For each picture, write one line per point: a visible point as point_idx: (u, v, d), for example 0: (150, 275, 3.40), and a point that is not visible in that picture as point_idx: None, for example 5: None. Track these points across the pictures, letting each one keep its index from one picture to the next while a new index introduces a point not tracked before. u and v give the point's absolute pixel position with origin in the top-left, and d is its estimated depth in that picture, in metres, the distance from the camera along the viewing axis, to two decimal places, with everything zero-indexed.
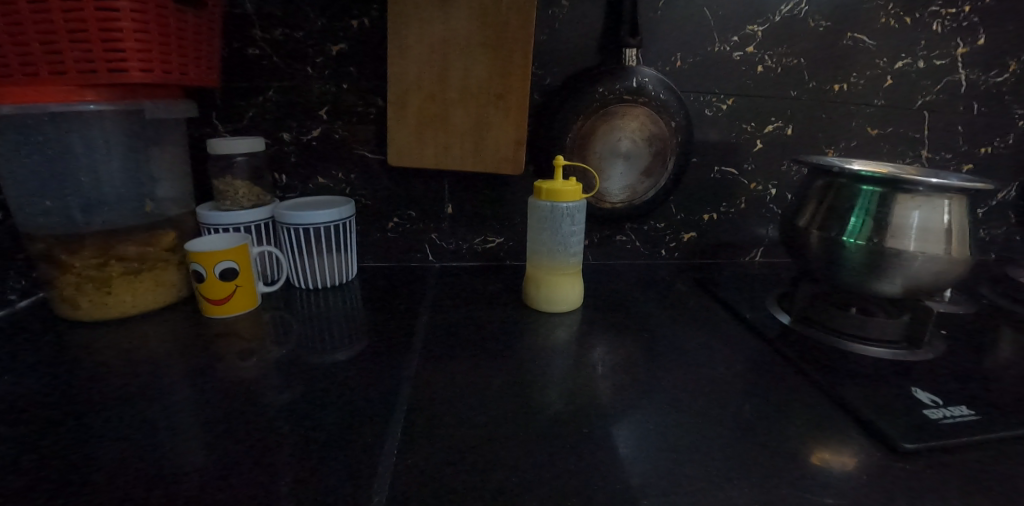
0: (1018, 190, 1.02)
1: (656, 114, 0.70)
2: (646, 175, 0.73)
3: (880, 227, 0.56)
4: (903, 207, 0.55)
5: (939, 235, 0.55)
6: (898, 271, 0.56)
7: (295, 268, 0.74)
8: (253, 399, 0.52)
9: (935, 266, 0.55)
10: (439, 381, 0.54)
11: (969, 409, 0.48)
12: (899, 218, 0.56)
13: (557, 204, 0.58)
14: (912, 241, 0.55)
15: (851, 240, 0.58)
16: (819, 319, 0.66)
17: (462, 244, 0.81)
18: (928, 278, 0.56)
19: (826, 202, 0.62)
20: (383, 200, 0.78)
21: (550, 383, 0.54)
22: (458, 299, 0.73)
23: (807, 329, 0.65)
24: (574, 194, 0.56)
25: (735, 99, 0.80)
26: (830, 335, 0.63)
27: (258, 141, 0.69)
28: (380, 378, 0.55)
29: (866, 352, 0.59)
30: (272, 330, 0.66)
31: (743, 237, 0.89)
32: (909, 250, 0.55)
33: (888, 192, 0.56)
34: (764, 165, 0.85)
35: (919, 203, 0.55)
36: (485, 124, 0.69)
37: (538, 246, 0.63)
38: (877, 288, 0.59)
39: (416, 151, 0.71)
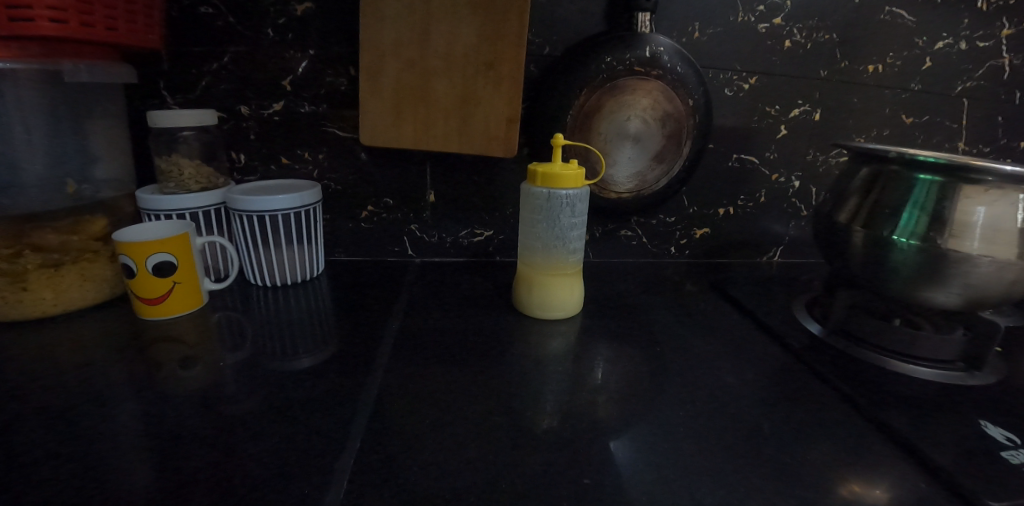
0: None
1: (670, 90, 0.60)
2: (658, 160, 0.64)
3: (939, 223, 0.47)
4: (970, 200, 0.46)
5: (1012, 237, 0.45)
6: (961, 278, 0.47)
7: (252, 262, 0.64)
8: (176, 418, 0.42)
9: (1004, 274, 0.46)
10: (407, 403, 0.44)
11: None
12: (962, 214, 0.46)
13: (555, 191, 0.48)
14: (978, 241, 0.46)
15: (902, 239, 0.49)
16: (857, 331, 0.56)
17: (446, 237, 0.72)
18: (995, 287, 0.47)
19: (873, 195, 0.53)
20: (357, 186, 0.68)
21: (543, 404, 0.45)
22: (440, 299, 0.64)
23: (843, 342, 0.55)
24: (576, 180, 0.47)
25: (759, 77, 0.70)
26: (872, 351, 0.53)
27: (206, 114, 0.60)
28: (337, 396, 0.45)
29: (917, 374, 0.50)
30: (219, 334, 0.56)
31: (761, 235, 0.80)
32: (974, 253, 0.46)
33: (950, 182, 0.47)
34: (788, 154, 0.75)
35: (991, 198, 0.45)
36: (471, 98, 0.59)
37: (530, 241, 0.52)
38: (929, 296, 0.50)
39: (392, 129, 0.61)
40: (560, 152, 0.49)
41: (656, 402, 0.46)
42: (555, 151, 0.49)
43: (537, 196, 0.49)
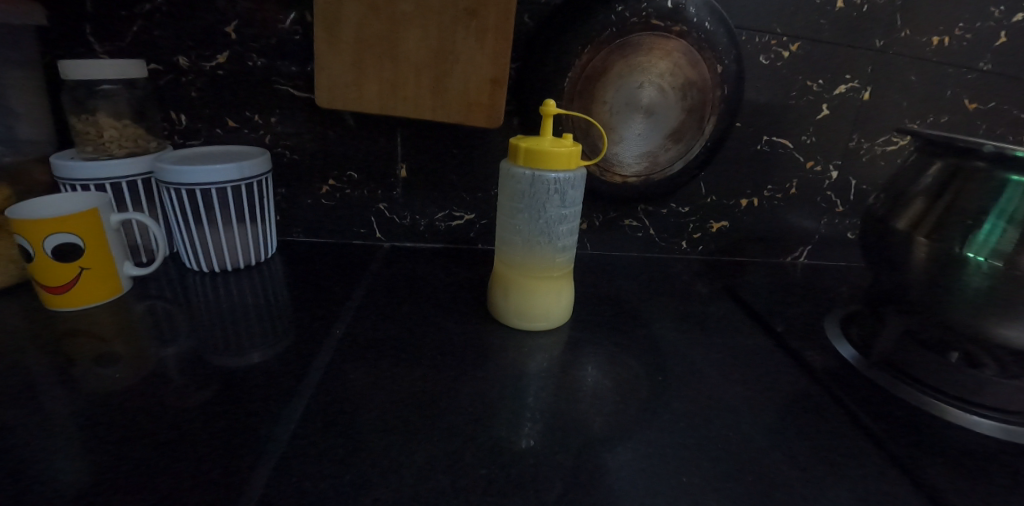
0: None
1: (695, 52, 0.49)
2: (673, 139, 0.53)
3: None
4: None
5: None
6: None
7: (188, 242, 0.55)
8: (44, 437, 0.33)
9: None
10: (339, 429, 0.34)
11: None
12: None
13: (541, 174, 0.38)
14: None
15: (977, 256, 0.39)
16: (904, 364, 0.45)
17: (421, 220, 0.62)
18: None
19: (953, 192, 0.41)
20: (316, 156, 0.58)
21: (512, 430, 0.35)
22: (405, 294, 0.55)
23: (884, 375, 0.44)
24: (568, 161, 0.37)
25: (802, 44, 0.58)
26: (920, 391, 0.42)
27: (131, 66, 0.50)
28: (255, 413, 0.36)
29: (977, 428, 0.39)
30: (137, 325, 0.48)
31: (786, 231, 0.69)
32: None
33: None
34: (827, 138, 0.64)
35: None
36: (448, 53, 0.48)
37: (509, 235, 0.42)
38: (1000, 330, 0.39)
39: (354, 88, 0.50)
40: (551, 123, 0.38)
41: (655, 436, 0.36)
42: (543, 122, 0.38)
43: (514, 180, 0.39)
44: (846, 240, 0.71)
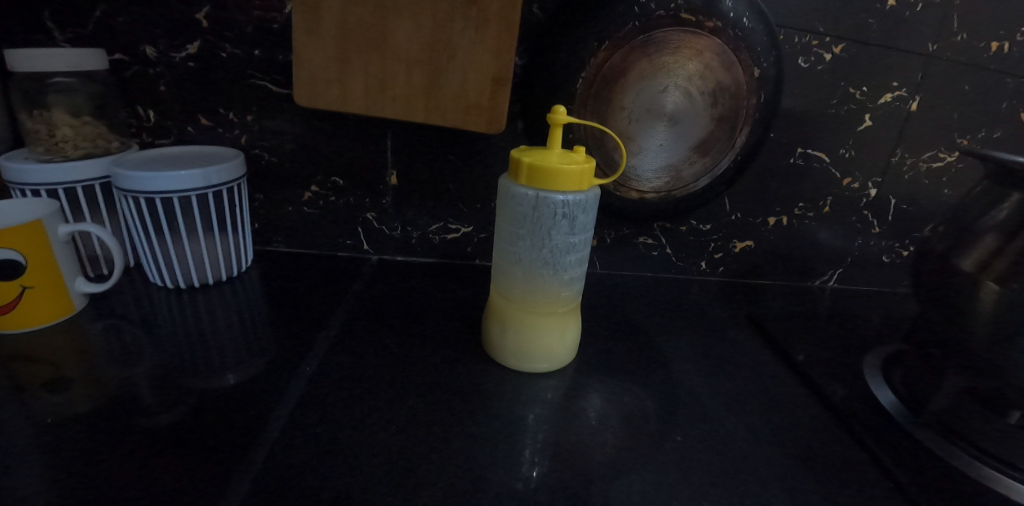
0: None
1: (730, 52, 0.42)
2: (699, 151, 0.47)
3: None
4: None
5: None
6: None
7: (149, 254, 0.49)
8: None
9: None
10: (298, 490, 0.28)
11: None
12: None
13: (547, 195, 0.32)
14: None
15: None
16: (962, 428, 0.36)
17: (412, 231, 0.56)
18: None
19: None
20: (297, 159, 0.53)
21: (504, 499, 0.29)
22: (389, 317, 0.49)
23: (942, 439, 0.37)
24: (579, 181, 0.31)
25: (846, 46, 0.51)
26: (990, 468, 0.33)
27: (87, 57, 0.44)
28: (203, 464, 0.30)
29: None
30: (85, 346, 0.42)
31: (819, 254, 0.62)
32: None
33: None
34: (869, 153, 0.57)
35: None
36: (444, 48, 0.42)
37: (507, 264, 0.36)
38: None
39: (336, 85, 0.44)
40: (561, 134, 0.32)
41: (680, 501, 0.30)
42: (552, 132, 0.32)
43: (508, 199, 0.34)
44: (883, 265, 0.64)
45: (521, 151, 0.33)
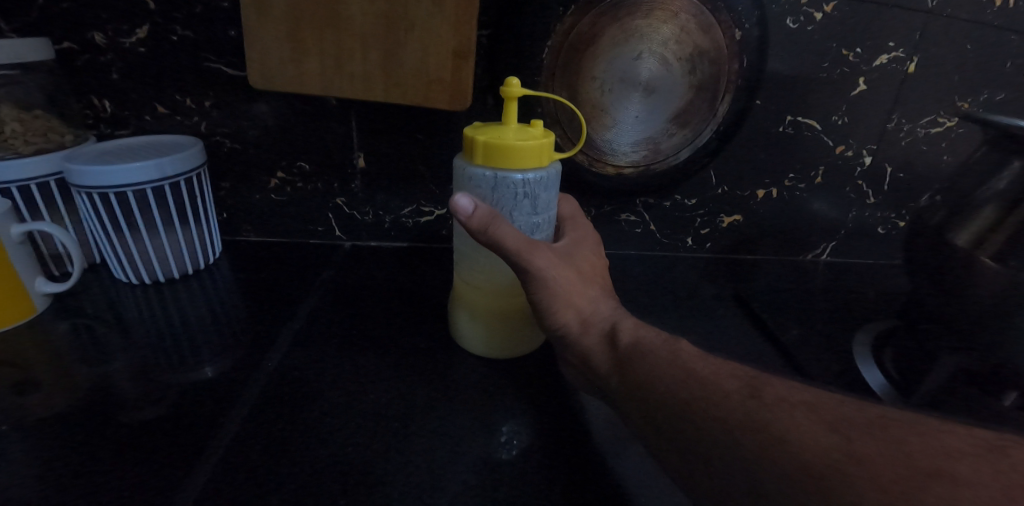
0: None
1: (708, 12, 0.39)
2: (678, 123, 0.44)
3: None
4: None
5: None
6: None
7: (112, 251, 0.47)
8: None
9: None
10: (255, 488, 0.27)
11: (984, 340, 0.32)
12: None
13: (504, 175, 0.30)
14: None
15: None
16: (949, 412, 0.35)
17: (384, 216, 0.55)
18: None
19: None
20: (261, 144, 0.50)
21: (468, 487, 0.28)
22: (360, 305, 0.47)
23: None
24: (538, 157, 0.29)
25: (839, 3, 0.47)
26: None
27: (28, 45, 0.42)
28: (161, 464, 0.29)
29: None
30: (49, 344, 0.41)
31: (811, 226, 0.60)
32: None
33: None
34: (865, 119, 0.53)
35: None
36: (401, 19, 0.39)
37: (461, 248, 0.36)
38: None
39: (292, 64, 0.42)
40: (516, 108, 0.30)
41: (657, 491, 0.29)
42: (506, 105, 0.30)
43: (473, 192, 0.31)
44: (877, 235, 0.61)
45: (475, 129, 0.31)
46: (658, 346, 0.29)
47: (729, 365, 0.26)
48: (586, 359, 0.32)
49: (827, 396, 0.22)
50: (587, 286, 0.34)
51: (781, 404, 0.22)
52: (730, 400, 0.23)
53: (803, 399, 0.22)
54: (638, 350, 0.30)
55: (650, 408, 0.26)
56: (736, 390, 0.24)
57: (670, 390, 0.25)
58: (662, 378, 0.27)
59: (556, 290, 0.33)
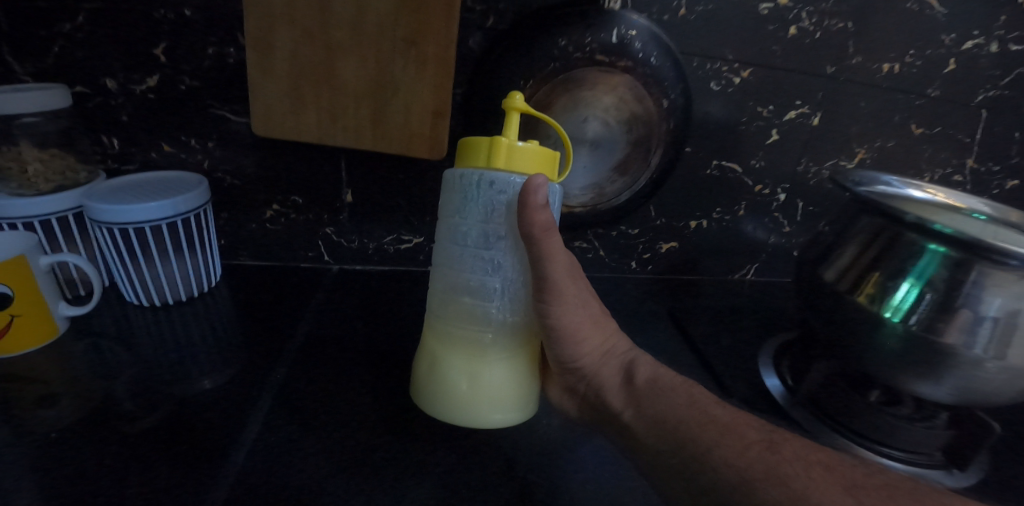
0: None
1: (641, 86, 0.48)
2: (619, 171, 0.53)
3: (942, 308, 0.38)
4: (991, 290, 0.37)
5: None
6: (980, 371, 0.38)
7: (126, 277, 0.52)
8: None
9: (1014, 382, 0.39)
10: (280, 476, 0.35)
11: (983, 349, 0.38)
12: (974, 305, 0.38)
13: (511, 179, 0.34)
14: (987, 345, 0.38)
15: (890, 316, 0.41)
16: (828, 405, 0.46)
17: (368, 243, 0.61)
18: (993, 393, 0.40)
19: (885, 234, 0.43)
20: (259, 180, 0.57)
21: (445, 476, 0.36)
22: (350, 324, 0.54)
23: (808, 417, 0.46)
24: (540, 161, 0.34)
25: (754, 70, 0.57)
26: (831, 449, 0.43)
27: (52, 95, 0.46)
28: (196, 461, 0.35)
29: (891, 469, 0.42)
30: (71, 364, 0.46)
31: (737, 252, 0.70)
32: (977, 356, 0.38)
33: (964, 259, 0.38)
34: (779, 163, 0.64)
35: (1010, 288, 0.37)
36: (388, 84, 0.47)
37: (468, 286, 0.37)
38: (914, 386, 0.42)
39: (291, 117, 0.49)
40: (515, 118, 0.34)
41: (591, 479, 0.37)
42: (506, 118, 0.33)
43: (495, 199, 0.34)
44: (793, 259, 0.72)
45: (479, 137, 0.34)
46: (668, 384, 0.37)
47: (743, 417, 0.33)
48: (606, 391, 0.39)
49: (835, 459, 0.28)
50: (603, 323, 0.41)
51: (797, 460, 0.28)
52: (749, 450, 0.29)
53: (819, 461, 0.28)
54: (655, 387, 0.37)
55: (672, 446, 0.32)
56: (755, 441, 0.30)
57: (694, 435, 0.32)
58: (680, 420, 0.33)
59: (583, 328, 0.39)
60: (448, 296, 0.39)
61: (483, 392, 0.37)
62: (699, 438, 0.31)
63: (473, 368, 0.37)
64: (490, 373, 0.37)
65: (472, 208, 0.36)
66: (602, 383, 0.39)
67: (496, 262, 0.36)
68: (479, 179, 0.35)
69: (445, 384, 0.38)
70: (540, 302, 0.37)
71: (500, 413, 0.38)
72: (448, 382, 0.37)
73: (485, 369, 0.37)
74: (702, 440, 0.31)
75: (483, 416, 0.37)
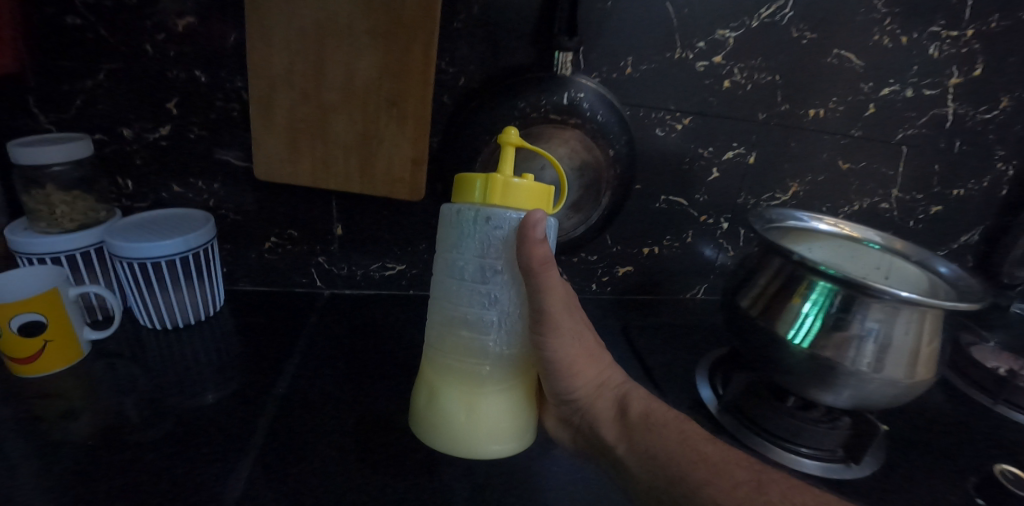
0: (981, 234, 0.96)
1: (590, 139, 0.57)
2: (574, 210, 0.61)
3: (831, 333, 0.47)
4: (868, 318, 0.46)
5: (903, 357, 0.47)
6: (863, 380, 0.47)
7: (140, 304, 0.59)
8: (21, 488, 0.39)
9: (892, 390, 0.48)
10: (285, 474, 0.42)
11: (870, 366, 0.46)
12: (857, 331, 0.46)
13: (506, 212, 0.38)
14: (868, 362, 0.46)
15: (791, 338, 0.49)
16: (749, 411, 0.55)
17: (356, 270, 0.69)
18: (879, 400, 0.49)
19: (787, 266, 0.52)
20: (259, 216, 0.64)
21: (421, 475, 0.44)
22: (340, 344, 0.62)
23: (732, 422, 0.54)
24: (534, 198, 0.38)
25: (695, 118, 0.66)
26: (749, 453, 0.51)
27: (79, 146, 0.53)
28: (214, 462, 0.43)
29: (799, 467, 0.50)
30: (96, 382, 0.53)
31: (687, 274, 0.78)
32: (861, 372, 0.47)
33: (847, 293, 0.46)
34: (720, 197, 0.72)
35: (882, 316, 0.46)
36: (374, 137, 0.55)
37: (470, 312, 0.41)
38: (818, 395, 0.50)
39: (289, 165, 0.56)
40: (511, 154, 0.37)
41: (538, 476, 0.46)
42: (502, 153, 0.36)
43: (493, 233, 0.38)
44: None
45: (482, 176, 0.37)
46: (657, 417, 0.42)
47: (731, 454, 0.38)
48: (602, 423, 0.43)
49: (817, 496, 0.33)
50: (597, 355, 0.46)
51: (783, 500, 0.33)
52: (737, 490, 0.34)
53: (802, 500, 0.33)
54: (648, 422, 0.41)
55: (665, 481, 0.37)
56: (744, 481, 0.35)
57: (687, 476, 0.36)
58: (670, 456, 0.38)
59: (579, 363, 0.43)
60: (447, 325, 0.42)
61: (483, 417, 0.40)
62: (689, 475, 0.36)
63: (473, 395, 0.40)
64: (489, 399, 0.41)
65: (470, 242, 0.40)
66: (596, 415, 0.44)
67: (494, 294, 0.40)
68: (477, 215, 0.39)
69: (448, 410, 0.41)
70: (535, 335, 0.40)
71: (500, 438, 0.41)
72: (449, 406, 0.41)
73: (484, 395, 0.40)
74: (692, 477, 0.36)
75: (483, 441, 0.41)
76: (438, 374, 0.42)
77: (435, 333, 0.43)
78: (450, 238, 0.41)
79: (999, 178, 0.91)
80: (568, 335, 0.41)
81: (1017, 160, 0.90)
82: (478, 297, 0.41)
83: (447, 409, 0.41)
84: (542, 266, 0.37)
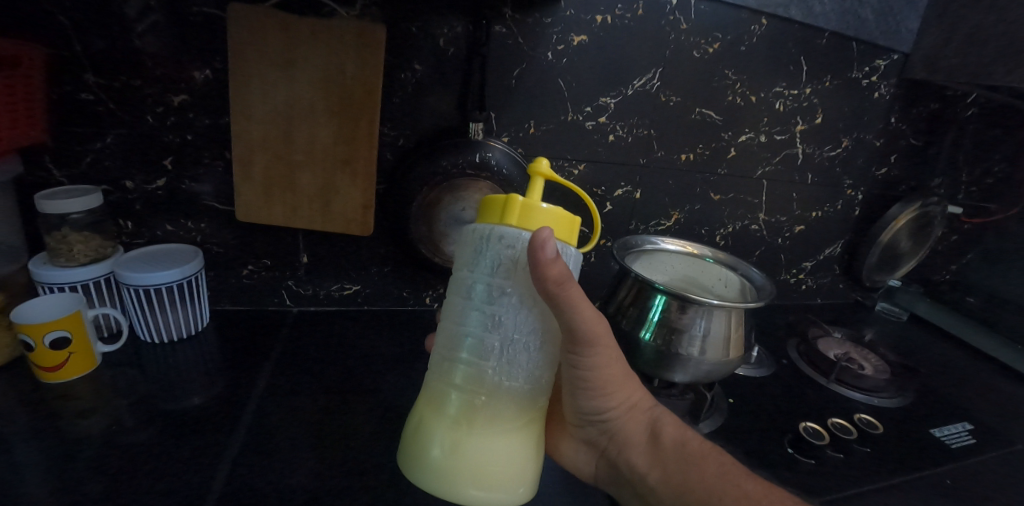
0: (841, 247, 1.19)
1: (499, 187, 0.76)
2: None
3: (665, 329, 0.66)
4: (692, 317, 0.64)
5: (719, 343, 0.65)
6: (693, 362, 0.65)
7: (141, 322, 0.73)
8: (66, 462, 0.53)
9: (715, 366, 0.66)
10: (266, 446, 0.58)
11: (694, 350, 0.65)
12: (685, 326, 0.65)
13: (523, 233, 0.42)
14: (694, 348, 0.65)
15: (647, 337, 0.67)
16: None
17: (319, 290, 0.85)
18: (705, 374, 0.67)
19: (636, 282, 0.70)
20: (239, 248, 0.79)
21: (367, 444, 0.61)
22: (306, 351, 0.77)
23: None
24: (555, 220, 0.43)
25: (587, 164, 0.85)
26: None
27: (92, 198, 0.66)
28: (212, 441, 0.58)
29: None
30: (110, 385, 0.67)
31: (594, 285, 0.97)
32: (688, 355, 0.65)
33: (677, 301, 0.65)
34: (613, 224, 0.92)
35: (702, 315, 0.64)
36: (332, 188, 0.72)
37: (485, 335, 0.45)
38: (667, 376, 0.68)
39: (265, 211, 0.72)
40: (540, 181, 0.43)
41: None
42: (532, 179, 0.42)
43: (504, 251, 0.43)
44: None
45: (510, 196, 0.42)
46: (681, 443, 0.55)
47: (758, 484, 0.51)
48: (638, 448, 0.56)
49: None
50: (624, 380, 0.55)
51: None
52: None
53: None
54: (675, 449, 0.55)
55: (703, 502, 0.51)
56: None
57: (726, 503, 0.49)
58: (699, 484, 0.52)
59: (615, 387, 0.53)
60: (458, 348, 0.46)
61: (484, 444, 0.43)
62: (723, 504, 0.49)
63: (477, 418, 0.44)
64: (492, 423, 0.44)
65: (487, 264, 0.44)
66: (628, 437, 0.56)
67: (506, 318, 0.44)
68: (492, 236, 0.44)
69: (454, 433, 0.44)
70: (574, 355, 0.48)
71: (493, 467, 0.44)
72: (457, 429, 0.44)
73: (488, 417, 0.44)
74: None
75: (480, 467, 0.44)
76: (447, 397, 0.45)
77: (448, 357, 0.47)
78: (470, 260, 0.46)
79: (848, 202, 1.13)
80: (600, 359, 0.49)
81: (863, 187, 1.13)
82: (490, 318, 0.45)
83: (447, 433, 0.44)
84: (558, 283, 0.40)
